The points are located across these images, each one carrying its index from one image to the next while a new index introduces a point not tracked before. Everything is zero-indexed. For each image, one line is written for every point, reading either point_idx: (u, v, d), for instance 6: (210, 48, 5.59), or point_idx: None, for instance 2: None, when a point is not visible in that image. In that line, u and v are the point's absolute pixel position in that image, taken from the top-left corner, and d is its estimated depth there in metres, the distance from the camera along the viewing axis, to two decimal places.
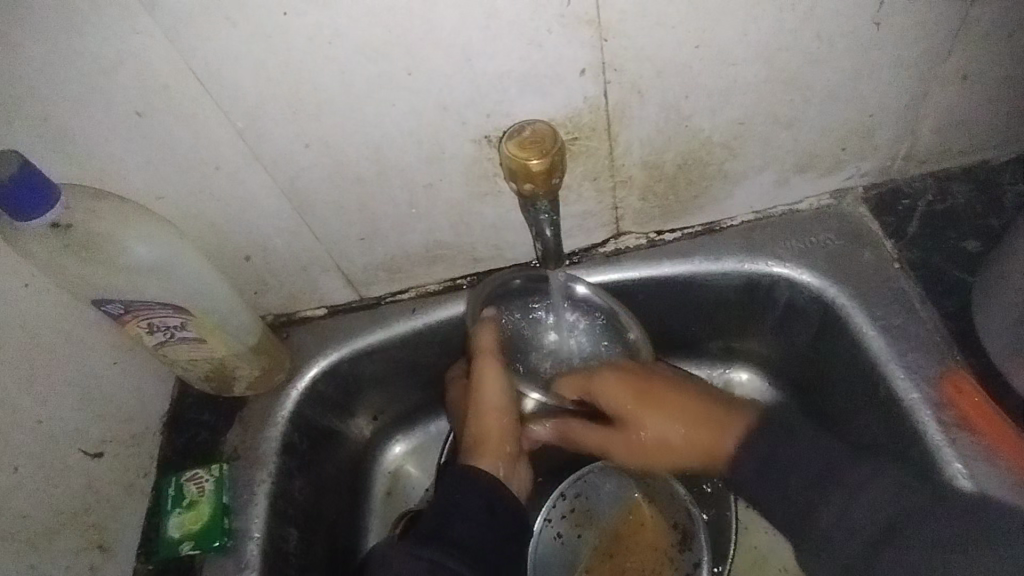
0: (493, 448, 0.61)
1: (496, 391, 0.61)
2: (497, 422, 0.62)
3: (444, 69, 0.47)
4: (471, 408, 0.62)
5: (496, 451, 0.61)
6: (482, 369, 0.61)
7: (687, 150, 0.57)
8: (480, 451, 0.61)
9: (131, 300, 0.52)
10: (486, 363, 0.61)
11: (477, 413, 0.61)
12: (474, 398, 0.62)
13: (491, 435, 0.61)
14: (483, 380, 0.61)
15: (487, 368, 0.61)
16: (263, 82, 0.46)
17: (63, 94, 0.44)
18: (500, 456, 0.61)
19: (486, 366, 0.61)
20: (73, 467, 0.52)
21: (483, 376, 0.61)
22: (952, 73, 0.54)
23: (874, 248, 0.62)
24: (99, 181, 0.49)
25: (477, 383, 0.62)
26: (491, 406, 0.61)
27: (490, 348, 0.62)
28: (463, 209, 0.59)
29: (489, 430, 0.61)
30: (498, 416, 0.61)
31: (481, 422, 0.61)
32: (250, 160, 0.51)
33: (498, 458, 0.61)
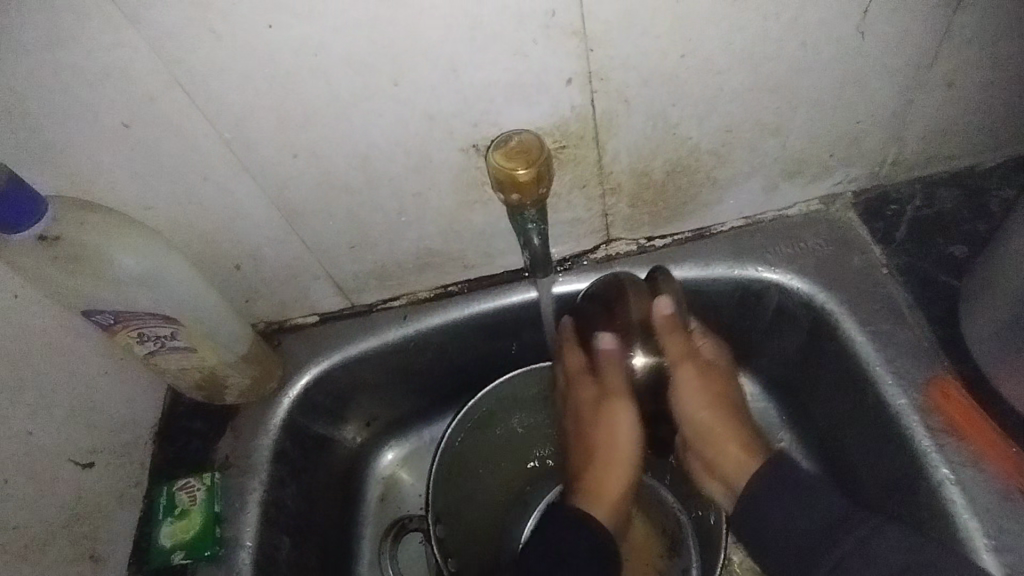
0: (612, 499, 0.61)
1: (626, 439, 0.63)
2: (621, 474, 0.63)
3: (432, 79, 0.47)
4: (601, 457, 0.63)
5: (614, 504, 0.61)
6: (615, 416, 0.62)
7: (676, 157, 0.57)
8: (600, 503, 0.61)
9: (122, 310, 0.52)
10: (620, 404, 0.62)
11: (604, 462, 0.63)
12: (601, 443, 0.63)
13: (610, 484, 0.62)
14: (616, 427, 0.63)
15: (621, 411, 0.63)
16: (250, 93, 0.46)
17: (50, 106, 0.44)
18: (620, 506, 0.62)
19: (620, 411, 0.62)
20: (63, 478, 0.52)
21: (616, 420, 0.62)
22: (937, 80, 0.54)
23: (862, 253, 0.62)
24: (86, 192, 0.50)
25: (609, 428, 0.62)
26: (619, 451, 0.63)
27: (621, 392, 0.63)
28: (453, 216, 0.59)
29: (608, 480, 0.62)
30: (622, 468, 0.63)
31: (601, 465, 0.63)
32: (238, 170, 0.51)
33: (616, 510, 0.61)
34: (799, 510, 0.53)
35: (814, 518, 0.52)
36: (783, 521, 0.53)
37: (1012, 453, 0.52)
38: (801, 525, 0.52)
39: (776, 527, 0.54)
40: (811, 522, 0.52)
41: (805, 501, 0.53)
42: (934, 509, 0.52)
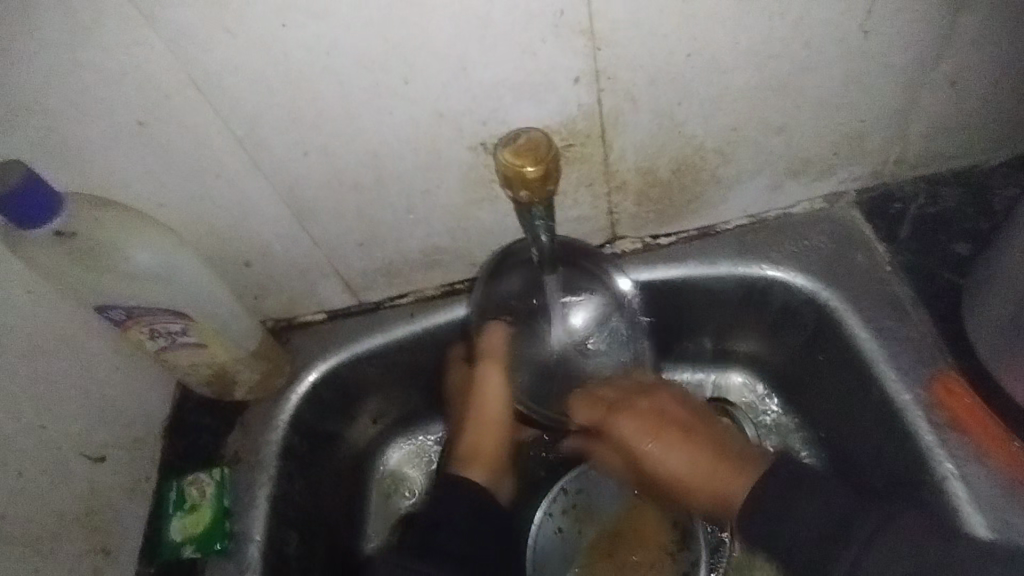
0: (488, 458, 0.63)
1: (495, 401, 0.64)
2: (495, 434, 0.65)
3: (442, 79, 0.48)
4: (471, 416, 0.65)
5: (489, 462, 0.64)
6: (484, 379, 0.64)
7: (681, 156, 0.58)
8: (474, 460, 0.63)
9: (134, 306, 0.53)
10: (489, 369, 0.64)
11: (476, 421, 0.64)
12: (474, 402, 0.65)
13: (487, 445, 0.64)
14: (487, 390, 0.64)
15: (491, 377, 0.64)
16: (263, 92, 0.47)
17: (67, 104, 0.44)
18: (494, 466, 0.64)
19: (489, 376, 0.64)
20: (76, 472, 0.53)
21: (486, 384, 0.64)
22: (941, 79, 0.55)
23: (866, 251, 0.63)
24: (101, 189, 0.50)
25: (480, 392, 0.65)
26: (487, 413, 0.64)
27: (499, 356, 0.63)
28: (461, 214, 0.60)
29: (484, 441, 0.64)
30: (495, 429, 0.64)
31: (476, 430, 0.64)
32: (250, 167, 0.52)
33: (492, 470, 0.63)
34: (811, 505, 0.51)
35: (831, 513, 0.50)
36: (792, 518, 0.51)
37: (1014, 447, 0.53)
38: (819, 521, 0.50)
39: (789, 527, 0.51)
40: (822, 517, 0.50)
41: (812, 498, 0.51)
42: (937, 504, 0.53)
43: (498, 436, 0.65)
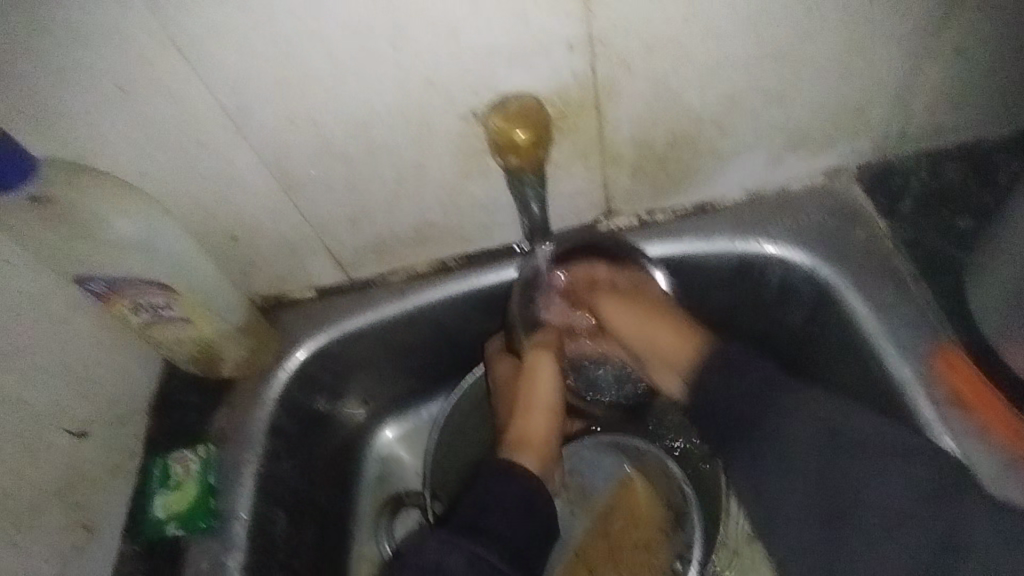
0: (542, 446, 0.64)
1: (546, 391, 0.66)
2: (543, 422, 0.65)
3: (430, 43, 0.46)
4: (522, 405, 0.65)
5: (542, 449, 0.64)
6: (535, 364, 0.66)
7: (677, 127, 0.56)
8: (527, 450, 0.63)
9: (115, 278, 0.52)
10: (540, 355, 0.67)
11: (527, 409, 0.65)
12: (524, 390, 0.65)
13: (537, 435, 0.65)
14: (538, 379, 0.66)
15: (544, 364, 0.67)
16: (244, 55, 0.45)
17: (41, 67, 0.43)
18: (546, 456, 0.64)
19: (541, 362, 0.66)
20: (55, 448, 0.52)
21: (538, 371, 0.66)
22: (946, 48, 0.53)
23: (868, 227, 0.61)
24: (80, 157, 0.49)
25: (530, 380, 0.66)
26: (538, 402, 0.65)
27: (551, 343, 0.69)
28: (452, 186, 0.58)
29: (535, 429, 0.65)
30: (546, 415, 0.66)
31: (523, 421, 0.65)
32: (234, 136, 0.50)
33: (544, 458, 0.64)
34: (788, 432, 0.53)
35: (810, 444, 0.52)
36: (767, 444, 0.54)
37: (1018, 425, 0.51)
38: (792, 449, 0.52)
39: (762, 453, 0.54)
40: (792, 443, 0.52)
41: (795, 424, 0.53)
42: None
43: (548, 426, 0.66)
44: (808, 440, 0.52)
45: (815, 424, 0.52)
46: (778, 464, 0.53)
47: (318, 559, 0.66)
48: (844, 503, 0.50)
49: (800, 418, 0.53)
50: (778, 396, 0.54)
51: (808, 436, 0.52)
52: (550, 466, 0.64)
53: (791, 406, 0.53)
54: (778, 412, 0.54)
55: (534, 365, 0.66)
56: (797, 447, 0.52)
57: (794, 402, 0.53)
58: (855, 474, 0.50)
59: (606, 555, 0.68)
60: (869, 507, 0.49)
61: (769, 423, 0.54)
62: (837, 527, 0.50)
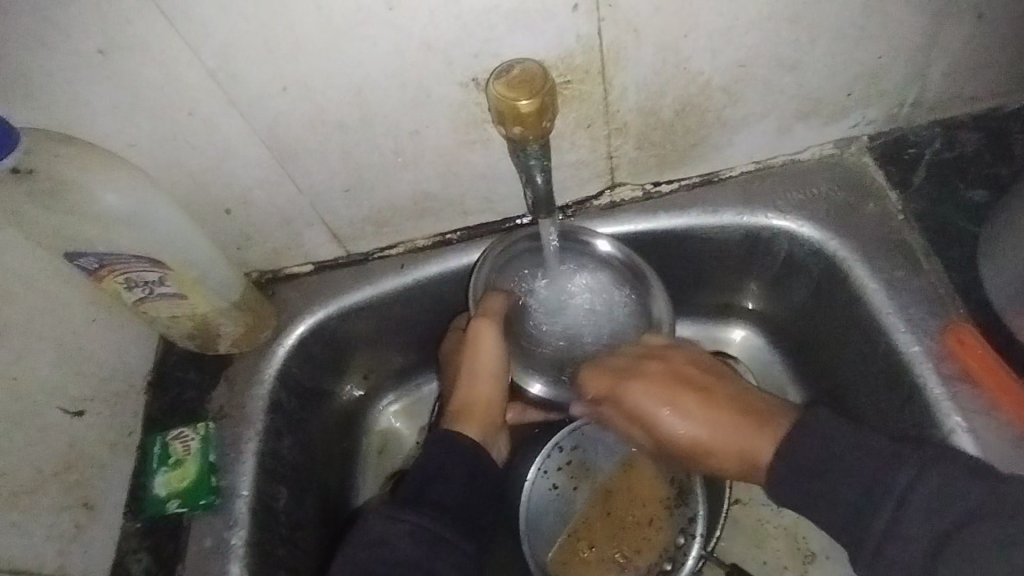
0: (482, 415, 0.60)
1: (489, 356, 0.60)
2: (488, 388, 0.61)
3: (429, 4, 0.44)
4: (464, 371, 0.61)
5: (484, 419, 0.60)
6: (476, 332, 0.60)
7: (685, 94, 0.54)
8: (467, 419, 0.59)
9: (106, 253, 0.50)
10: (482, 321, 0.60)
11: (468, 376, 0.61)
12: (467, 359, 0.60)
13: (479, 402, 0.60)
14: (478, 345, 0.60)
15: (486, 330, 0.59)
16: (232, 16, 0.43)
17: (18, 30, 0.41)
18: (487, 423, 0.60)
19: (484, 328, 0.59)
20: (52, 425, 0.51)
21: (480, 337, 0.60)
22: (966, 11, 0.51)
23: (878, 199, 0.60)
24: (64, 127, 0.47)
25: (470, 346, 0.60)
26: (481, 368, 0.60)
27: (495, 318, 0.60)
28: (452, 157, 0.56)
29: (477, 397, 0.60)
30: (488, 382, 0.61)
31: (468, 389, 0.61)
32: (224, 104, 0.48)
33: (486, 426, 0.60)
34: (836, 460, 0.47)
35: (864, 470, 0.46)
36: (811, 477, 0.48)
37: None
38: (842, 480, 0.47)
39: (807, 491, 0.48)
40: (842, 468, 0.47)
41: (847, 451, 0.47)
42: None
43: (495, 391, 0.61)
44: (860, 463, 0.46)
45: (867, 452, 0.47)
46: (821, 507, 0.48)
47: (320, 536, 0.65)
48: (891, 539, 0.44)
49: (850, 445, 0.47)
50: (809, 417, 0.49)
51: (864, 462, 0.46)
52: (494, 432, 0.61)
53: (839, 431, 0.48)
54: (822, 441, 0.48)
55: (476, 333, 0.59)
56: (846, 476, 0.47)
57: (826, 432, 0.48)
58: (919, 492, 0.43)
59: (609, 530, 0.66)
60: (927, 530, 0.43)
61: (812, 452, 0.48)
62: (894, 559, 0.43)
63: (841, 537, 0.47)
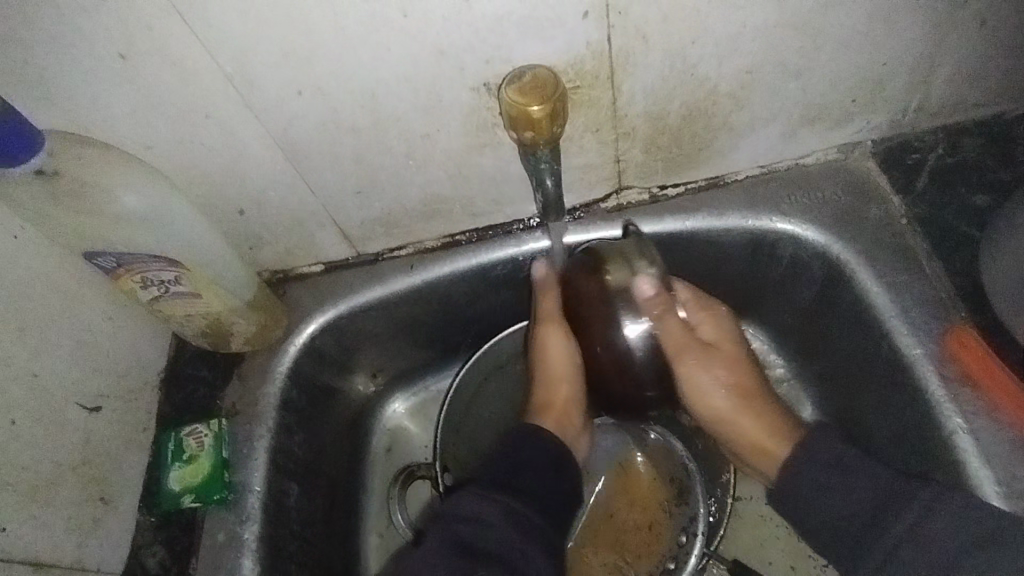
0: (563, 409, 0.65)
1: (560, 355, 0.64)
2: (563, 387, 0.65)
3: (443, 11, 0.45)
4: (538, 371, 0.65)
5: (562, 413, 0.65)
6: (546, 335, 0.64)
7: (692, 99, 0.55)
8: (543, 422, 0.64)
9: (124, 253, 0.51)
10: (549, 325, 0.63)
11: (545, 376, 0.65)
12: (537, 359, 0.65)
13: (559, 399, 0.65)
14: (547, 346, 0.64)
15: (553, 332, 0.63)
16: (250, 22, 0.44)
17: (44, 36, 0.42)
18: (568, 418, 0.65)
19: (551, 332, 0.63)
20: (71, 421, 0.52)
21: (549, 339, 0.64)
22: (969, 20, 0.52)
23: (881, 204, 0.61)
24: (85, 130, 0.48)
25: (540, 346, 0.64)
26: (553, 368, 0.64)
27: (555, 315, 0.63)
28: (463, 160, 0.57)
29: (557, 395, 0.65)
30: (570, 378, 0.64)
31: (545, 389, 0.65)
32: (241, 107, 0.49)
33: (565, 421, 0.65)
34: (855, 483, 0.54)
35: (884, 493, 0.53)
36: (831, 496, 0.55)
37: None
38: (859, 499, 0.54)
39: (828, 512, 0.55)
40: (861, 491, 0.54)
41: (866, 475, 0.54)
42: (947, 458, 0.52)
43: (571, 388, 0.65)
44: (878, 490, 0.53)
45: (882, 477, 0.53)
46: (856, 533, 0.53)
47: (329, 531, 0.66)
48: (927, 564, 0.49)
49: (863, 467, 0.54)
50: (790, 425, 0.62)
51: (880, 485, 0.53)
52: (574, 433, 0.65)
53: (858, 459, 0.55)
54: (837, 457, 0.56)
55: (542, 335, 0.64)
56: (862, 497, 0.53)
57: (843, 456, 0.55)
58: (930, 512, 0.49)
59: (613, 531, 0.68)
60: (944, 547, 0.49)
61: (824, 473, 0.56)
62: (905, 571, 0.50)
63: (855, 556, 0.53)
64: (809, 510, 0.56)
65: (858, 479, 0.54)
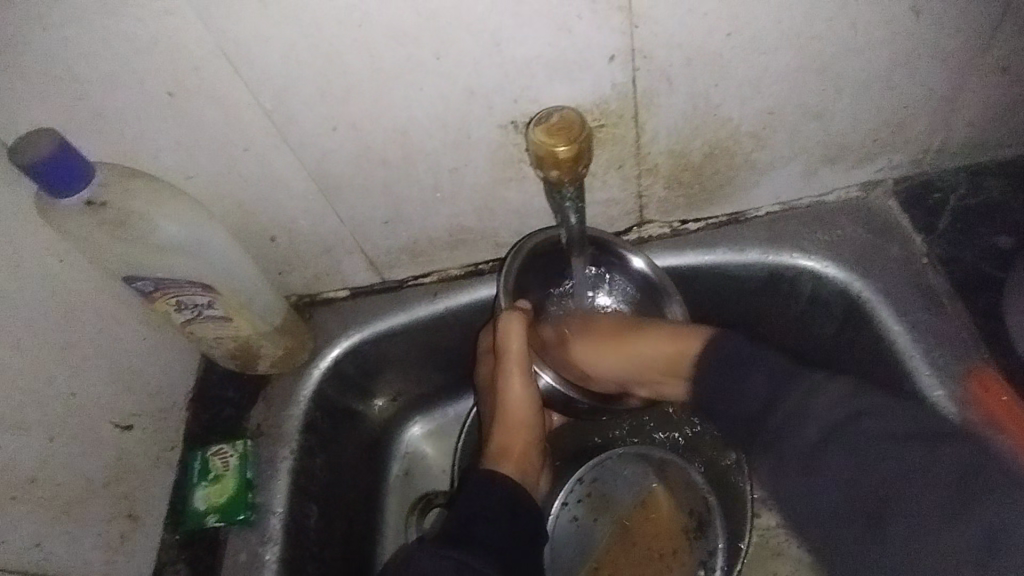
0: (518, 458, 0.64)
1: (521, 399, 0.64)
2: (521, 433, 0.65)
3: (474, 55, 0.47)
4: (499, 414, 0.64)
5: (520, 460, 0.64)
6: (508, 378, 0.64)
7: (715, 139, 0.56)
8: (506, 460, 0.63)
9: (162, 277, 0.53)
10: (511, 368, 0.63)
11: (502, 422, 0.64)
12: (501, 400, 0.64)
13: (516, 444, 0.64)
14: (510, 389, 0.64)
15: (514, 379, 0.63)
16: (291, 63, 0.46)
17: (98, 75, 0.44)
18: (524, 465, 0.64)
19: (512, 377, 0.63)
20: (105, 439, 0.54)
21: (511, 383, 0.64)
22: (990, 65, 0.53)
23: (902, 242, 0.61)
24: (132, 161, 0.50)
25: (503, 387, 0.64)
26: (513, 411, 0.64)
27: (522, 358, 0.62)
28: (488, 194, 0.59)
29: (514, 440, 0.64)
30: (522, 426, 0.64)
31: (505, 432, 0.64)
32: (278, 141, 0.51)
33: (522, 467, 0.64)
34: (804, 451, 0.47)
35: (852, 458, 0.45)
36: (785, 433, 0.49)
37: None
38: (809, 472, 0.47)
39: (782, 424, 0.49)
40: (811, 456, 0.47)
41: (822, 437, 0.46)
42: None
43: (528, 434, 0.65)
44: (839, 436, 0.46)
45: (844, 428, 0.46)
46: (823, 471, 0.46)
47: (347, 554, 0.67)
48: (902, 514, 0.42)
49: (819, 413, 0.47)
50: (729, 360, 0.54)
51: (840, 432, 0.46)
52: (532, 472, 0.65)
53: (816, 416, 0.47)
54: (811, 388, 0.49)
55: (507, 376, 0.63)
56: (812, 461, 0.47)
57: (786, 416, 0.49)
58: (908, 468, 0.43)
59: (630, 560, 0.68)
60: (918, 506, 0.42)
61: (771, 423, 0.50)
62: (879, 557, 0.43)
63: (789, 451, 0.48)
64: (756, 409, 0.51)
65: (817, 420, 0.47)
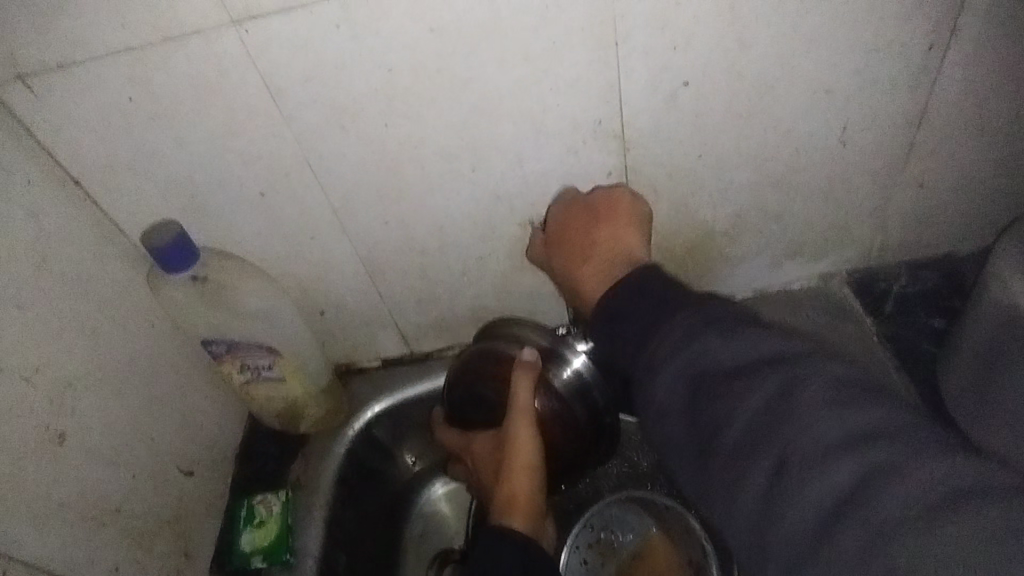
0: (526, 507, 0.61)
1: (525, 448, 0.63)
2: (525, 483, 0.62)
3: (500, 169, 0.60)
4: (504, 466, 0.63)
5: (526, 510, 0.61)
6: (515, 430, 0.63)
7: (695, 237, 0.69)
8: (514, 512, 0.60)
9: (235, 341, 0.64)
10: (521, 423, 0.63)
11: (508, 469, 0.62)
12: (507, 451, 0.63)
13: (521, 495, 0.62)
14: (517, 439, 0.63)
15: (522, 431, 0.63)
16: (358, 172, 0.58)
17: (209, 179, 0.57)
18: (533, 513, 0.61)
19: (523, 430, 0.63)
20: (172, 480, 0.62)
21: (515, 435, 0.63)
22: (910, 181, 0.66)
23: (857, 323, 0.75)
24: (221, 245, 0.63)
25: (511, 440, 0.63)
26: (520, 462, 0.62)
27: (526, 410, 0.63)
28: (507, 279, 0.71)
29: (518, 489, 0.62)
30: (527, 476, 0.62)
31: (511, 482, 0.62)
32: (340, 232, 0.64)
33: (532, 516, 0.61)
34: (771, 473, 0.37)
35: (748, 429, 0.38)
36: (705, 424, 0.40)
37: None
38: (788, 511, 0.36)
39: (764, 417, 0.38)
40: (756, 442, 0.38)
41: (708, 413, 0.40)
42: None
43: (533, 484, 0.62)
44: (749, 417, 0.38)
45: (711, 396, 0.40)
46: (688, 433, 0.41)
47: None
48: (792, 474, 0.36)
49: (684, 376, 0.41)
50: (752, 349, 0.40)
51: (702, 408, 0.40)
52: (541, 521, 0.62)
53: (682, 383, 0.41)
54: (687, 335, 0.42)
55: (516, 431, 0.63)
56: (820, 511, 0.35)
57: (812, 410, 0.37)
58: (777, 459, 0.37)
59: None
60: (810, 452, 0.36)
61: (740, 404, 0.39)
62: (796, 536, 0.35)
63: (756, 463, 0.37)
64: (761, 393, 0.38)
65: (720, 392, 0.40)
